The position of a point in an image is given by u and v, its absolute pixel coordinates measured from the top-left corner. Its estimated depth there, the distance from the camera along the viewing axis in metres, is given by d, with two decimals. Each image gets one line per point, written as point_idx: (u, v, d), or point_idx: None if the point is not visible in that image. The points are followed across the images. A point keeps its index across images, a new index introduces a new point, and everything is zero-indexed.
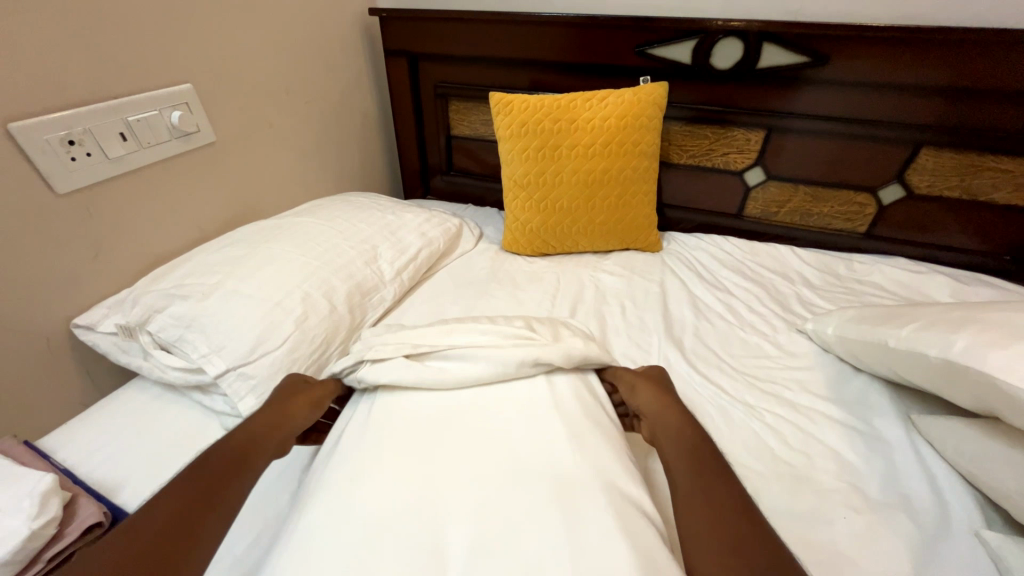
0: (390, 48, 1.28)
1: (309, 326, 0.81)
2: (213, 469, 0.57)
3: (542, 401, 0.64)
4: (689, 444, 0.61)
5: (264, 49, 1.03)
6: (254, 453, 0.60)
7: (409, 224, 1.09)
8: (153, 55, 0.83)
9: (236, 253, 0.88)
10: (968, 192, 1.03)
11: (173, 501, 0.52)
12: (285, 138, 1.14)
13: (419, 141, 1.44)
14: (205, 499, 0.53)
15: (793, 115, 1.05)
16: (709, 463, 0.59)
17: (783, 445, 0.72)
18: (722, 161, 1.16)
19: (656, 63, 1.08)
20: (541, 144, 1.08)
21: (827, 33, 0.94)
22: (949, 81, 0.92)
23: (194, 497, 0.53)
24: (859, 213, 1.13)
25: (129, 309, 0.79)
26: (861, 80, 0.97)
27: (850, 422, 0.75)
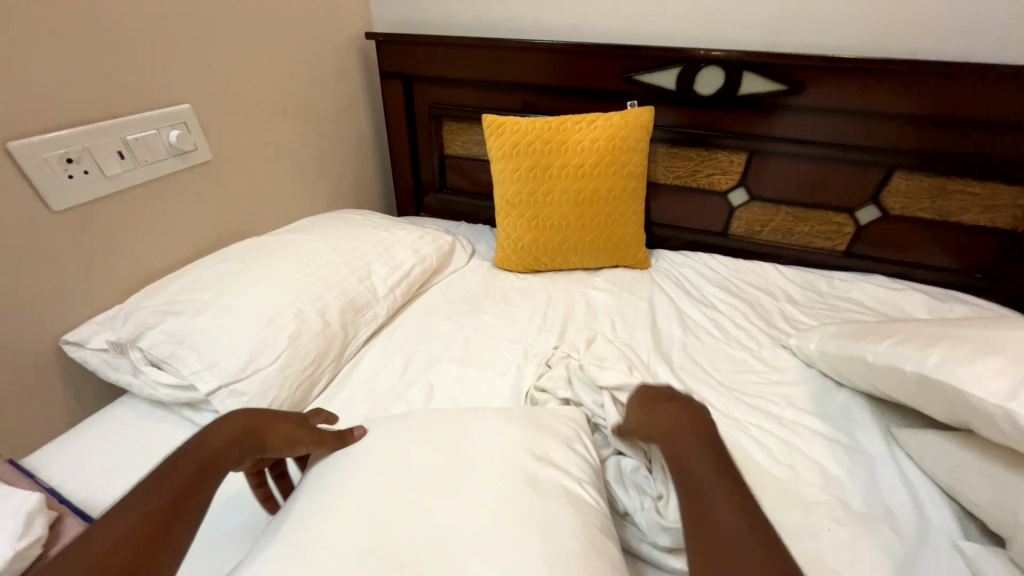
0: (386, 71, 1.32)
1: (302, 341, 0.81)
2: (181, 477, 0.49)
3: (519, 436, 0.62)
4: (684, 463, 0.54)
5: (261, 71, 1.06)
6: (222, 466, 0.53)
7: (402, 241, 1.11)
8: (154, 77, 0.85)
9: (230, 269, 0.88)
10: (939, 213, 1.07)
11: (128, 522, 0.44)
12: (281, 156, 1.16)
13: (413, 160, 1.47)
14: (178, 511, 0.47)
15: (773, 139, 1.10)
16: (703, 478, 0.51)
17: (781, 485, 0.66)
18: (707, 182, 1.20)
19: (642, 89, 1.13)
20: (532, 164, 1.11)
21: (802, 63, 0.99)
22: (916, 109, 0.97)
23: (158, 509, 0.46)
24: (839, 232, 1.17)
25: (121, 325, 0.79)
26: (835, 107, 1.02)
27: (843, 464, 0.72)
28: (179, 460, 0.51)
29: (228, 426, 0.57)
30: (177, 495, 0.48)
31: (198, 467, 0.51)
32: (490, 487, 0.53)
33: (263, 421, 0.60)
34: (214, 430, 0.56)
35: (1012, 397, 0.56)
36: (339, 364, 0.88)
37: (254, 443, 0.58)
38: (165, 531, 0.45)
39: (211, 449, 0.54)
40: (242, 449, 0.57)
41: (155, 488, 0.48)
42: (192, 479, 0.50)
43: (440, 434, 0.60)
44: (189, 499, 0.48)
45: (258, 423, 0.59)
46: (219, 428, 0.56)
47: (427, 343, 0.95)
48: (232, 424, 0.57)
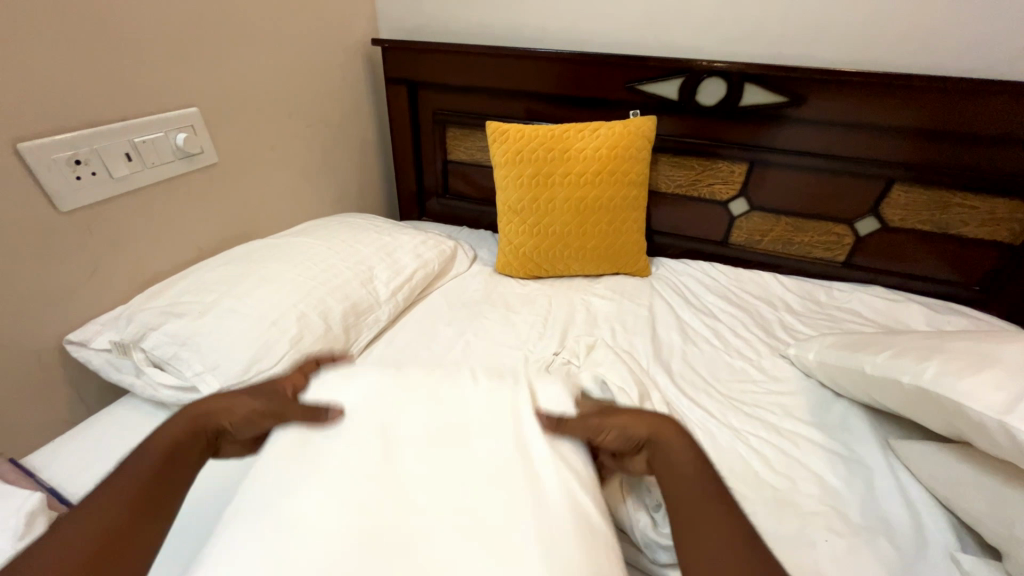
0: (391, 76, 1.33)
1: (304, 344, 0.82)
2: (139, 475, 0.52)
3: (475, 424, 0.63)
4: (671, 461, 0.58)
5: (268, 75, 1.07)
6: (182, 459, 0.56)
7: (405, 246, 1.12)
8: (163, 81, 0.86)
9: (234, 271, 0.89)
10: (938, 226, 1.08)
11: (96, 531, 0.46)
12: (285, 160, 1.17)
13: (416, 165, 1.48)
14: (141, 510, 0.49)
15: (774, 150, 1.11)
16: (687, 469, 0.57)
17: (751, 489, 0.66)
18: (708, 192, 1.21)
19: (644, 99, 1.14)
20: (534, 171, 1.12)
21: (802, 76, 1.01)
22: (915, 122, 0.98)
23: (122, 508, 0.48)
24: (838, 243, 1.18)
25: (125, 326, 0.80)
26: (835, 119, 1.03)
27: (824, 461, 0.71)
28: (138, 459, 0.53)
29: (181, 420, 0.59)
30: (137, 493, 0.50)
31: (155, 464, 0.53)
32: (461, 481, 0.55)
33: (212, 408, 0.62)
34: (167, 425, 0.58)
35: (1005, 410, 0.57)
36: None
37: (210, 432, 0.60)
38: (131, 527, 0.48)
39: (162, 444, 0.55)
40: (199, 440, 0.59)
41: (117, 486, 0.50)
42: (153, 474, 0.52)
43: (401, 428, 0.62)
44: (151, 496, 0.51)
45: (213, 415, 0.61)
46: (171, 424, 0.58)
47: (428, 348, 0.95)
48: (188, 419, 0.59)
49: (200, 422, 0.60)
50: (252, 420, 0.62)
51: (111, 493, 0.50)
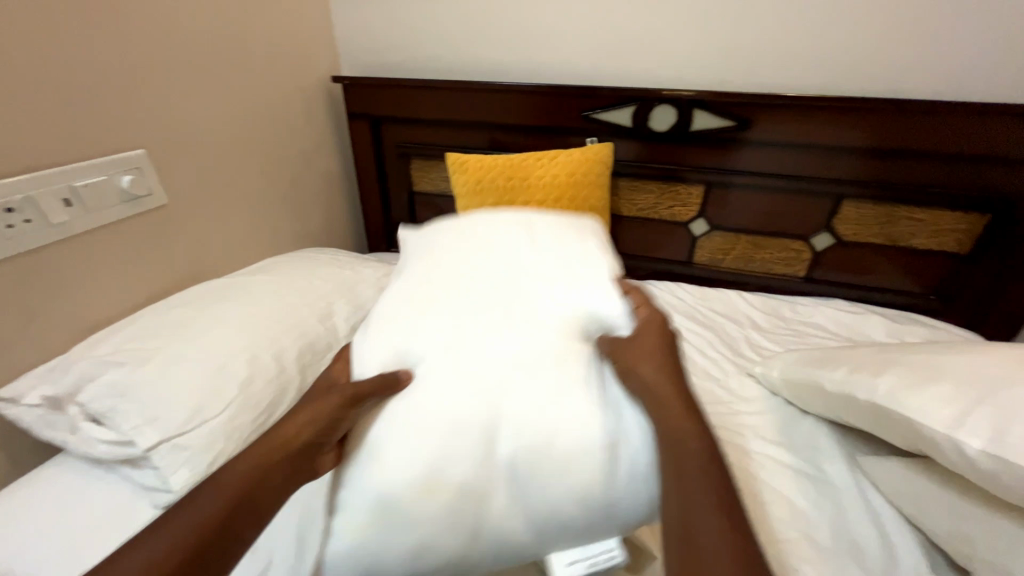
0: (354, 112, 1.35)
1: (255, 389, 0.78)
2: (218, 509, 0.48)
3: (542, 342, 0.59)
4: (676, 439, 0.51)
5: (223, 115, 1.07)
6: (262, 488, 0.50)
7: (367, 279, 1.10)
8: (108, 125, 0.85)
9: (183, 315, 0.86)
10: (889, 238, 1.11)
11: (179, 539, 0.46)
12: (243, 198, 1.15)
13: (382, 197, 1.48)
14: (216, 542, 0.47)
15: (727, 171, 1.14)
16: (674, 401, 0.54)
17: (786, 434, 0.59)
18: (669, 214, 1.23)
19: (600, 126, 1.16)
20: (495, 200, 1.12)
21: (747, 102, 1.04)
22: (856, 141, 1.03)
23: (186, 553, 0.45)
24: (797, 258, 1.20)
25: (61, 379, 0.76)
26: (782, 140, 1.07)
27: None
28: (210, 489, 0.49)
29: (242, 458, 0.52)
30: (219, 522, 0.47)
31: (226, 500, 0.48)
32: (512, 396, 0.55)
33: (287, 431, 0.54)
34: (229, 465, 0.51)
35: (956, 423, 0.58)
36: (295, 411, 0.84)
37: (281, 451, 0.52)
38: (200, 562, 0.45)
39: (236, 473, 0.50)
40: (303, 460, 0.52)
41: (196, 506, 0.48)
42: (225, 508, 0.48)
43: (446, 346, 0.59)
44: (229, 527, 0.47)
45: (290, 429, 0.54)
46: (241, 460, 0.51)
47: None
48: (247, 459, 0.52)
49: (278, 444, 0.52)
50: (327, 428, 0.54)
51: (184, 523, 0.47)
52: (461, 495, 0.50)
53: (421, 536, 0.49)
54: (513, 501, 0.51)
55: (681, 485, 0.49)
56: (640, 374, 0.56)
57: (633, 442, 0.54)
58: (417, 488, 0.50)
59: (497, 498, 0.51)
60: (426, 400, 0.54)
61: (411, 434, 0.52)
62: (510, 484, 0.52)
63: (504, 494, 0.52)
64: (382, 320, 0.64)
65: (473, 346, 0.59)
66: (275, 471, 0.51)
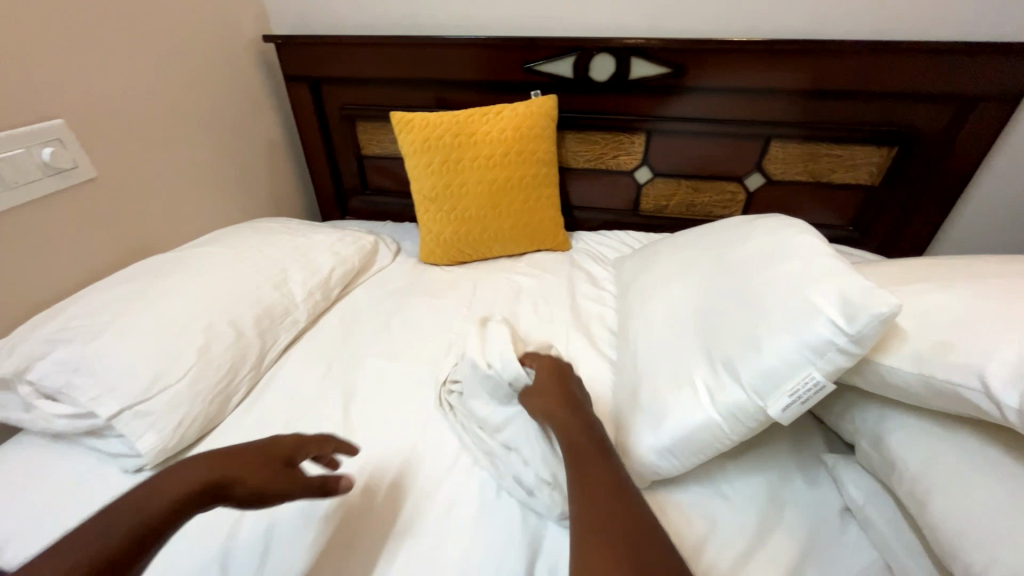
0: (291, 74, 1.30)
1: (213, 354, 0.80)
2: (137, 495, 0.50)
3: (771, 266, 0.65)
4: (579, 450, 0.59)
5: (144, 78, 1.01)
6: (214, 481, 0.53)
7: (320, 244, 1.10)
8: (18, 94, 0.80)
9: (130, 289, 0.85)
10: (812, 175, 1.20)
11: (123, 525, 0.48)
12: (178, 168, 1.11)
13: (331, 163, 1.45)
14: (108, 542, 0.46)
15: (665, 118, 1.18)
16: (593, 458, 0.58)
17: (807, 312, 0.54)
18: (614, 163, 1.28)
19: (543, 79, 1.17)
20: (443, 158, 1.13)
21: (680, 48, 1.08)
22: (781, 83, 1.08)
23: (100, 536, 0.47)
24: (733, 200, 1.27)
25: (6, 360, 0.74)
26: (715, 85, 1.11)
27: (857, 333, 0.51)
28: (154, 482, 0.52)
29: (192, 471, 0.54)
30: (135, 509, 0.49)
31: (149, 502, 0.50)
32: (778, 283, 0.61)
33: (246, 462, 0.56)
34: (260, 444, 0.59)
35: (1021, 374, 0.46)
36: (258, 374, 0.86)
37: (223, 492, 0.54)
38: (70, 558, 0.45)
39: (193, 472, 0.54)
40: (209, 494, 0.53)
41: (170, 484, 0.52)
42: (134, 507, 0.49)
43: (759, 267, 0.67)
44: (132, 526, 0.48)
45: (244, 465, 0.56)
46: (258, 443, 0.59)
47: (352, 343, 0.95)
48: (212, 466, 0.54)
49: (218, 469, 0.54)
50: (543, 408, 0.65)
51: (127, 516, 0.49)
52: (799, 362, 0.54)
53: (773, 381, 0.55)
54: (735, 387, 0.59)
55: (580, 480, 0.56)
56: (812, 282, 0.57)
57: (791, 319, 0.56)
58: (759, 356, 0.57)
59: (730, 383, 0.60)
60: (730, 308, 0.66)
61: (748, 317, 0.62)
62: (729, 373, 0.60)
63: (814, 372, 0.53)
64: (738, 259, 0.74)
65: (789, 261, 0.64)
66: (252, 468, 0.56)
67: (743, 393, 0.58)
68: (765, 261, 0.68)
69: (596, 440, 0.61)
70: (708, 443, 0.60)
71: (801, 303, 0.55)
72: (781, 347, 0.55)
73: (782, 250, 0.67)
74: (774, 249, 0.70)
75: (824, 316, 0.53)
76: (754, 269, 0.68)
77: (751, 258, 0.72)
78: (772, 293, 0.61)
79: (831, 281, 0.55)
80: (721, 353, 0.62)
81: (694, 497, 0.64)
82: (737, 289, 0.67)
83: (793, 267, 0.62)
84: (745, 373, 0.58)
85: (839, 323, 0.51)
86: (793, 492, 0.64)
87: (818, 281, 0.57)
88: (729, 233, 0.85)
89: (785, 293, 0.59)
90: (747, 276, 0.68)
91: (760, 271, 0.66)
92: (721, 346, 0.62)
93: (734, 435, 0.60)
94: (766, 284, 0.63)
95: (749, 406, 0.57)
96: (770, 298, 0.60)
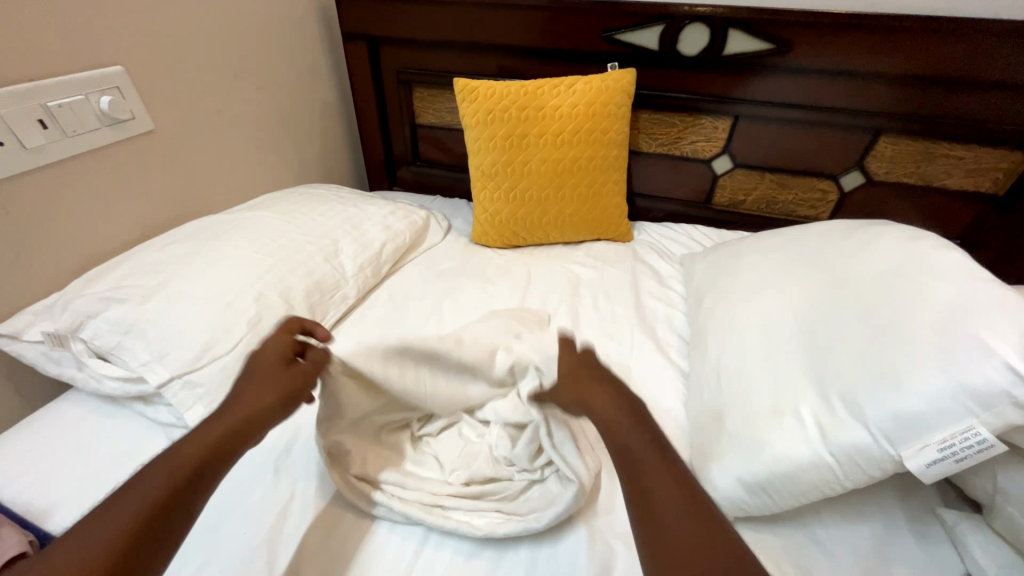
0: (349, 31, 1.22)
1: (263, 327, 0.76)
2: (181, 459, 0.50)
3: (909, 290, 0.57)
4: (631, 449, 0.52)
5: (204, 28, 0.95)
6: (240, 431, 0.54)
7: (372, 217, 1.04)
8: (78, 36, 0.76)
9: (182, 251, 0.81)
10: (922, 178, 1.05)
11: (157, 483, 0.47)
12: (232, 125, 1.06)
13: (383, 130, 1.38)
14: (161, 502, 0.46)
15: (757, 102, 1.05)
16: (649, 459, 0.51)
17: (975, 358, 0.46)
18: (691, 150, 1.16)
19: (623, 49, 1.06)
20: (507, 132, 1.04)
21: (788, 21, 0.94)
22: (906, 69, 0.93)
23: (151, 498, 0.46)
24: (821, 200, 1.14)
25: (60, 315, 0.72)
26: (823, 67, 0.97)
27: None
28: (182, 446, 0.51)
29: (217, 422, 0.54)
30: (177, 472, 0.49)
31: (189, 460, 0.49)
32: (924, 313, 0.53)
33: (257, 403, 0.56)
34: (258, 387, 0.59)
35: None
36: None
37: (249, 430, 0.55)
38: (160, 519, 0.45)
39: (215, 427, 0.53)
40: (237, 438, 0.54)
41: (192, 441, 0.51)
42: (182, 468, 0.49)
43: (891, 290, 0.59)
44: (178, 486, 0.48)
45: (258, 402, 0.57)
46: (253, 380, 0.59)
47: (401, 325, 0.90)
48: (222, 418, 0.54)
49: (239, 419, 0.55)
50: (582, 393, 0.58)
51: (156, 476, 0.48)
52: (954, 413, 0.46)
53: (915, 429, 0.47)
54: (856, 426, 0.51)
55: (635, 483, 0.50)
56: (977, 319, 0.48)
57: (948, 361, 0.47)
58: (900, 399, 0.48)
59: (849, 422, 0.51)
60: (855, 334, 0.57)
61: (881, 348, 0.53)
62: (848, 409, 0.52)
63: (972, 427, 0.45)
64: (858, 274, 0.65)
65: (932, 286, 0.55)
66: (263, 401, 0.57)
67: (869, 437, 0.49)
68: (898, 283, 0.59)
69: (649, 437, 0.53)
70: (814, 487, 0.52)
71: (964, 344, 0.47)
72: (932, 391, 0.47)
73: (920, 272, 0.58)
74: (907, 268, 0.60)
75: (998, 365, 0.45)
76: (883, 291, 0.59)
77: (875, 275, 0.63)
78: (916, 324, 0.52)
79: (1003, 321, 0.47)
80: (840, 385, 0.53)
81: (783, 541, 0.57)
82: (862, 312, 0.59)
83: (942, 294, 0.53)
84: (876, 415, 0.49)
85: (1019, 368, 0.44)
86: (903, 549, 0.55)
87: (984, 319, 0.48)
88: (837, 241, 0.75)
89: (936, 328, 0.50)
90: (874, 298, 0.59)
91: (894, 296, 0.57)
92: (841, 378, 0.54)
93: (848, 481, 0.51)
94: (904, 312, 0.54)
95: (876, 451, 0.49)
96: (913, 329, 0.52)
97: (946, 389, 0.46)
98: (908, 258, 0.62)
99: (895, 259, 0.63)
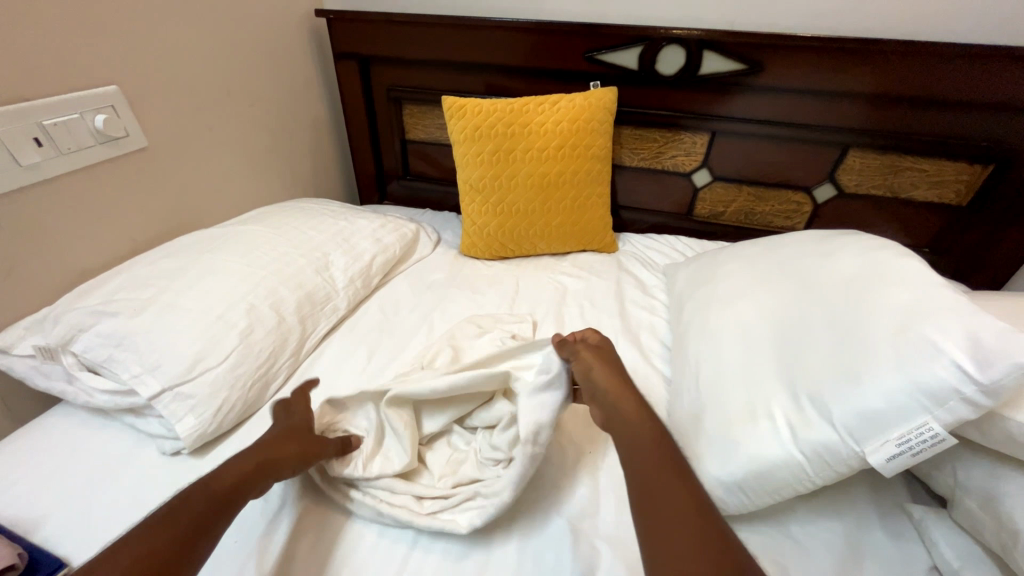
0: (340, 51, 1.26)
1: (254, 339, 0.77)
2: (206, 497, 0.53)
3: (871, 295, 0.60)
4: (637, 442, 0.56)
5: (198, 48, 0.98)
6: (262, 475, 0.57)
7: (362, 230, 1.06)
8: (74, 57, 0.78)
9: (174, 264, 0.83)
10: (890, 190, 1.10)
11: (192, 510, 0.51)
12: (224, 142, 1.08)
13: (373, 146, 1.41)
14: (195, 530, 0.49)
15: (733, 119, 1.10)
16: (652, 450, 0.55)
17: (927, 357, 0.49)
18: (672, 164, 1.20)
19: (604, 69, 1.11)
20: (494, 148, 1.08)
21: (759, 43, 0.99)
22: (870, 88, 0.99)
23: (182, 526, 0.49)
24: (797, 211, 1.19)
25: (51, 329, 0.73)
26: (793, 86, 1.03)
27: (985, 386, 0.46)
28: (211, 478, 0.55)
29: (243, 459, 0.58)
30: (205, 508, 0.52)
31: (212, 497, 0.53)
32: (884, 316, 0.56)
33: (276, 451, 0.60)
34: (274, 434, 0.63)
35: None
36: (297, 361, 0.83)
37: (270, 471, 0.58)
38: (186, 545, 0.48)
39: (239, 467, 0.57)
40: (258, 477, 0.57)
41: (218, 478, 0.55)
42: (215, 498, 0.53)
43: (855, 296, 0.62)
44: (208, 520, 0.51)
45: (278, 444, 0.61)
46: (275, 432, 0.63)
47: (391, 336, 0.91)
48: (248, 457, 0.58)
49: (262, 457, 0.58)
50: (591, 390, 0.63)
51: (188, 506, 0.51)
52: (910, 409, 0.49)
53: (876, 425, 0.50)
54: (823, 425, 0.53)
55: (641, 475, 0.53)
56: (929, 320, 0.52)
57: (905, 360, 0.50)
58: (861, 398, 0.51)
59: (817, 421, 0.54)
60: (822, 338, 0.60)
61: (845, 351, 0.56)
62: (816, 409, 0.55)
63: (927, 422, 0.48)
64: (826, 282, 0.68)
65: (892, 292, 0.58)
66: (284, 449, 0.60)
67: (837, 436, 0.52)
68: (861, 289, 0.62)
69: (654, 431, 0.58)
70: (786, 483, 0.55)
71: (917, 344, 0.50)
72: (891, 390, 0.50)
73: (881, 278, 0.62)
74: (871, 275, 0.64)
75: (948, 363, 0.48)
76: (847, 296, 0.63)
77: (841, 283, 0.66)
78: (876, 327, 0.55)
79: (953, 321, 0.50)
80: (808, 387, 0.56)
81: (760, 538, 0.59)
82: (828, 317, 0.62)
83: (900, 298, 0.57)
84: (842, 414, 0.52)
85: (967, 367, 0.47)
86: (873, 544, 0.58)
87: (936, 320, 0.51)
88: (807, 250, 0.78)
89: (895, 330, 0.54)
90: (839, 304, 0.62)
91: (856, 301, 0.61)
92: (808, 379, 0.57)
93: (818, 478, 0.54)
94: (867, 316, 0.58)
95: (841, 448, 0.52)
96: (874, 332, 0.55)
97: (903, 387, 0.49)
98: (871, 265, 0.65)
99: (859, 267, 0.67)
